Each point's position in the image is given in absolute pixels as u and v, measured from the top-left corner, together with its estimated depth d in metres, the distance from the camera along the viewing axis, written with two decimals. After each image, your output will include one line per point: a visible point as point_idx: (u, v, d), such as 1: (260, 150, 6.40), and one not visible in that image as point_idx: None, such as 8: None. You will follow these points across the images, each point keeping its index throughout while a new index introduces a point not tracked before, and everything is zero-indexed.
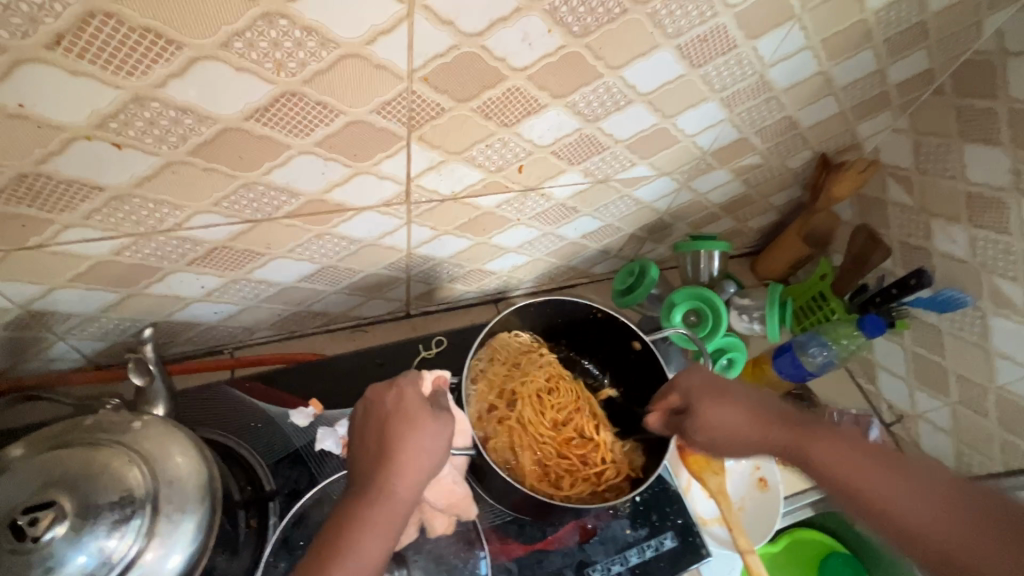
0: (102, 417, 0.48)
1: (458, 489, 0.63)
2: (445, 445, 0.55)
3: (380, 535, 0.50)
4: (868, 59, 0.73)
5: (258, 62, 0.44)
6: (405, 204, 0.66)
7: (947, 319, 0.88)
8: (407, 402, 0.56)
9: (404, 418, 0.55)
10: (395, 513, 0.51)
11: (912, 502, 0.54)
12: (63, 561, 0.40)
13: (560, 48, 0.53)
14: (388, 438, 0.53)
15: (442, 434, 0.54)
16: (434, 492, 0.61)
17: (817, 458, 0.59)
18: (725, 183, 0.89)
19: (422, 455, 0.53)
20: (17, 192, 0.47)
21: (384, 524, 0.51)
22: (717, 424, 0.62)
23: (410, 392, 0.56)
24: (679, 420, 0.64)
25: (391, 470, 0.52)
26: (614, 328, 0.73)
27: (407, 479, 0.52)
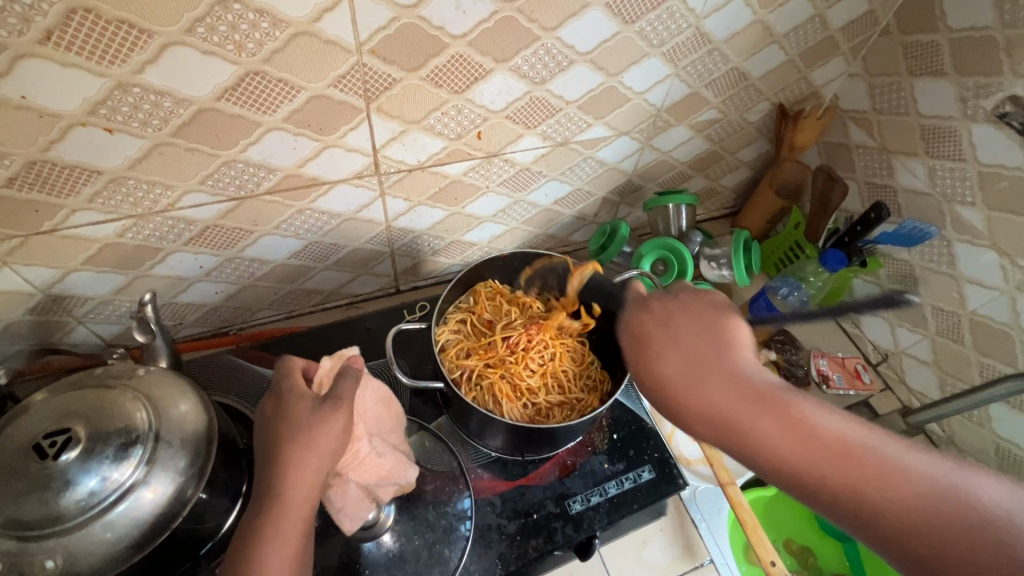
0: (110, 367, 0.55)
1: (386, 460, 0.62)
2: (339, 431, 0.56)
3: (283, 541, 0.50)
4: (802, 4, 0.76)
5: (220, 44, 0.51)
6: (375, 175, 0.72)
7: (917, 253, 0.90)
8: (284, 403, 0.57)
9: (285, 419, 0.56)
10: (294, 514, 0.52)
11: (782, 430, 0.46)
12: (77, 475, 0.46)
13: (493, 13, 0.59)
14: (272, 442, 0.54)
15: (329, 427, 0.55)
16: (359, 472, 0.59)
17: (732, 423, 0.48)
18: (687, 140, 0.93)
19: (309, 451, 0.54)
20: (28, 178, 0.55)
21: (284, 530, 0.51)
22: (683, 351, 0.53)
23: (292, 392, 0.58)
24: (645, 342, 0.56)
25: (280, 473, 0.53)
26: (579, 276, 0.78)
27: (298, 477, 0.53)
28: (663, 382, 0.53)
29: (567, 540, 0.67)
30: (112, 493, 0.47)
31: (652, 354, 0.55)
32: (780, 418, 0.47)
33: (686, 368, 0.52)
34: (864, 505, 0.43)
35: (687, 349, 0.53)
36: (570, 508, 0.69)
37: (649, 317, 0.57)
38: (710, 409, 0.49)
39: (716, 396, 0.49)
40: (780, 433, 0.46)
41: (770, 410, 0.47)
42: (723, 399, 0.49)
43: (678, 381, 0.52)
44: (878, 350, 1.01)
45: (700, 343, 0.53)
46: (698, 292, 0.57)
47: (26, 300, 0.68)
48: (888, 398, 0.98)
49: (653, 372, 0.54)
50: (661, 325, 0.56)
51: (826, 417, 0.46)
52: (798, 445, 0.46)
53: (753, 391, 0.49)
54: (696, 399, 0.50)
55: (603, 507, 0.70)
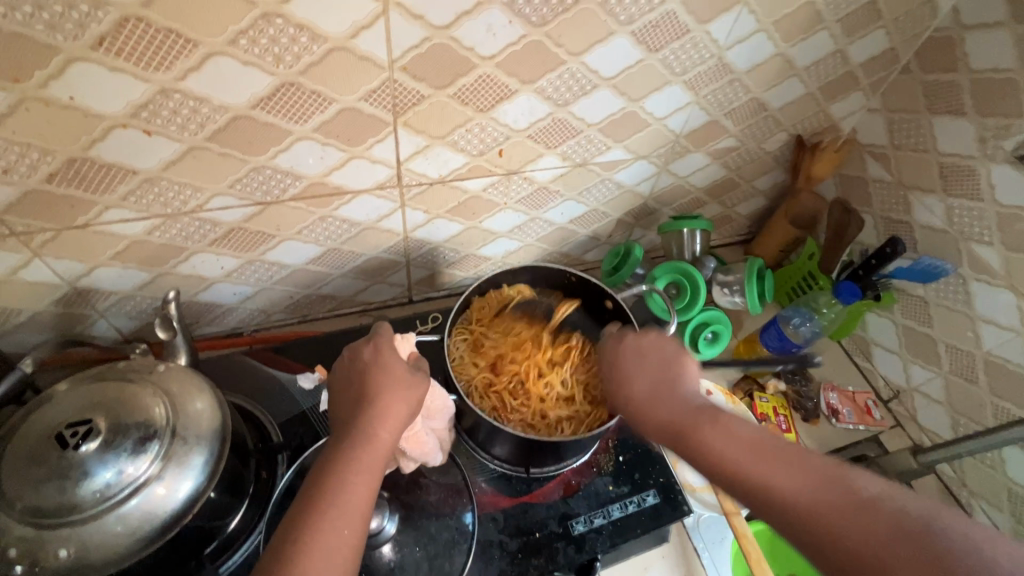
0: (132, 361, 0.56)
1: (429, 440, 0.68)
2: (424, 392, 0.62)
3: (366, 473, 0.55)
4: (824, 39, 0.78)
5: (260, 56, 0.53)
6: (397, 187, 0.74)
7: (932, 289, 0.89)
8: (383, 355, 0.64)
9: (383, 369, 0.62)
10: (379, 453, 0.56)
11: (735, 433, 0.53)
12: (95, 466, 0.47)
13: (522, 37, 0.61)
14: (368, 385, 0.61)
15: (418, 386, 0.62)
16: (408, 444, 0.66)
17: (694, 436, 0.54)
18: (704, 166, 0.94)
19: (401, 401, 0.60)
20: (67, 175, 0.57)
21: (369, 463, 0.55)
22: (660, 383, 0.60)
23: (388, 348, 0.65)
24: (618, 373, 0.63)
25: (374, 414, 0.58)
26: (586, 291, 0.80)
27: (389, 422, 0.58)
28: (642, 405, 0.59)
29: (568, 561, 0.66)
30: (128, 486, 0.48)
31: (626, 389, 0.61)
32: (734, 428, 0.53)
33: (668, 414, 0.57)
34: (856, 527, 0.44)
35: (659, 390, 0.60)
36: (573, 529, 0.69)
37: (625, 349, 0.65)
38: (712, 456, 0.52)
39: (696, 428, 0.54)
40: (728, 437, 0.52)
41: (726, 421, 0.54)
42: (689, 412, 0.56)
43: (672, 416, 0.57)
44: (889, 386, 1.00)
45: (668, 369, 0.61)
46: (660, 336, 0.64)
47: (53, 292, 0.70)
48: (899, 435, 0.96)
49: (626, 400, 0.61)
50: (636, 364, 0.63)
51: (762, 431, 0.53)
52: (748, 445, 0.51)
53: (714, 417, 0.55)
54: (671, 420, 0.56)
55: (606, 529, 0.69)
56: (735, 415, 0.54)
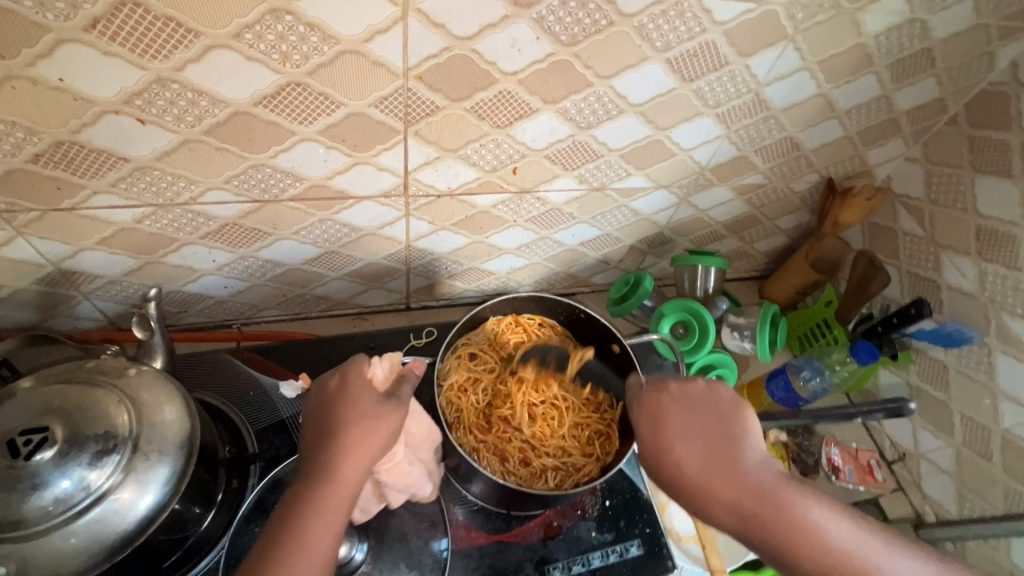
0: (102, 361, 0.53)
1: (414, 471, 0.64)
2: (393, 426, 0.58)
3: (329, 515, 0.52)
4: (870, 83, 0.73)
5: (265, 53, 0.49)
6: (403, 196, 0.70)
7: (953, 355, 0.85)
8: (350, 384, 0.60)
9: (349, 401, 0.58)
10: (342, 494, 0.53)
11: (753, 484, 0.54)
12: (48, 479, 0.44)
13: (549, 55, 0.57)
14: (332, 420, 0.57)
15: (385, 418, 0.58)
16: (388, 475, 0.62)
17: (714, 491, 0.54)
18: (726, 201, 0.89)
19: (368, 436, 0.56)
20: (54, 157, 0.54)
21: (334, 504, 0.53)
22: (701, 437, 0.57)
23: (356, 376, 0.60)
24: (664, 431, 0.58)
25: (336, 451, 0.55)
26: (595, 330, 0.75)
27: (352, 460, 0.55)
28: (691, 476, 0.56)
29: None
30: (81, 501, 0.45)
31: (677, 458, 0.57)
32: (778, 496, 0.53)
33: (709, 456, 0.56)
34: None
35: (713, 452, 0.56)
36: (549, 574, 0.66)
37: (667, 403, 0.59)
38: (722, 496, 0.54)
39: (707, 479, 0.55)
40: (754, 493, 0.53)
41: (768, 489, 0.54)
42: (733, 484, 0.54)
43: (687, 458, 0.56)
44: (896, 448, 0.96)
45: (714, 429, 0.57)
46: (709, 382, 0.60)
47: (36, 271, 0.67)
48: (900, 500, 0.92)
49: (675, 465, 0.57)
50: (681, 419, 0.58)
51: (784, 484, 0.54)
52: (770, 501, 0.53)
53: (771, 505, 0.53)
54: (694, 473, 0.55)
55: None
56: (795, 492, 0.53)
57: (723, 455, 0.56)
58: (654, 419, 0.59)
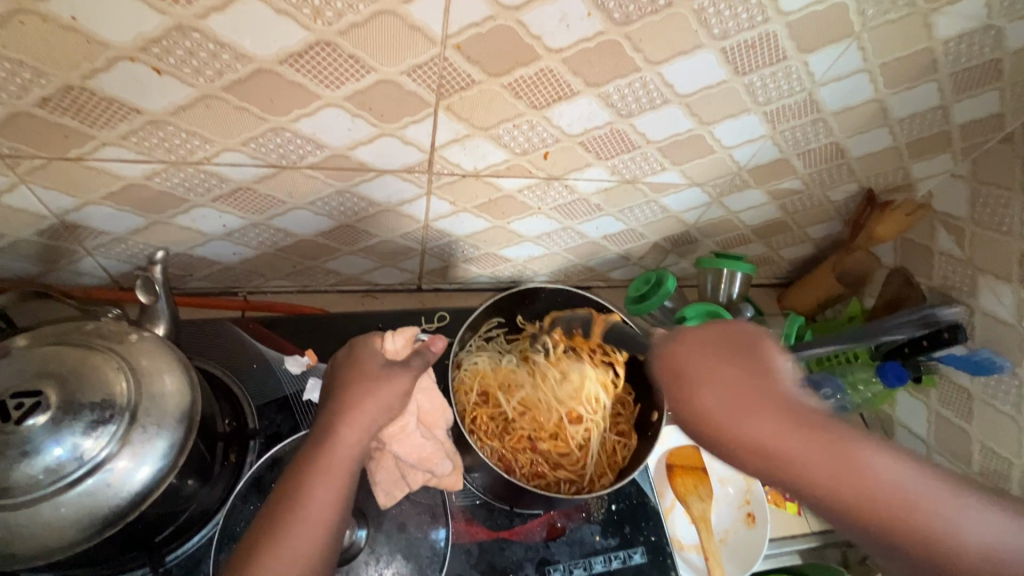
0: (103, 325, 0.50)
1: (429, 445, 0.61)
2: (398, 388, 0.55)
3: (330, 477, 0.49)
4: (930, 92, 0.69)
5: (296, 6, 0.46)
6: (426, 173, 0.67)
7: (980, 384, 0.82)
8: (358, 352, 0.58)
9: (356, 368, 0.56)
10: (344, 456, 0.50)
11: (810, 446, 0.43)
12: (40, 448, 0.41)
13: (598, 34, 0.53)
14: (337, 386, 0.55)
15: (390, 383, 0.55)
16: (402, 447, 0.59)
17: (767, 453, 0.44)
18: (759, 205, 0.86)
19: (372, 400, 0.53)
20: (63, 102, 0.50)
21: (336, 465, 0.49)
22: (728, 392, 0.47)
23: (364, 346, 0.58)
24: (686, 390, 0.48)
25: (338, 413, 0.52)
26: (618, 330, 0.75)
27: (355, 420, 0.52)
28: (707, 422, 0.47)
29: None
30: (73, 472, 0.42)
31: (768, 444, 0.44)
32: (852, 455, 0.43)
33: (777, 431, 0.44)
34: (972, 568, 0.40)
35: (747, 402, 0.46)
36: None
37: (684, 354, 0.50)
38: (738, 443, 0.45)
39: (780, 444, 0.44)
40: (825, 459, 0.43)
41: (839, 447, 0.43)
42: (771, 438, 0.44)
43: (734, 426, 0.45)
44: None
45: (737, 385, 0.47)
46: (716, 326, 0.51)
47: (38, 222, 0.64)
48: None
49: (693, 417, 0.48)
50: (698, 362, 0.49)
51: (842, 429, 0.44)
52: (793, 452, 0.43)
53: (837, 452, 0.43)
54: (741, 433, 0.45)
55: None
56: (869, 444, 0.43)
57: (765, 411, 0.45)
58: (675, 377, 0.49)
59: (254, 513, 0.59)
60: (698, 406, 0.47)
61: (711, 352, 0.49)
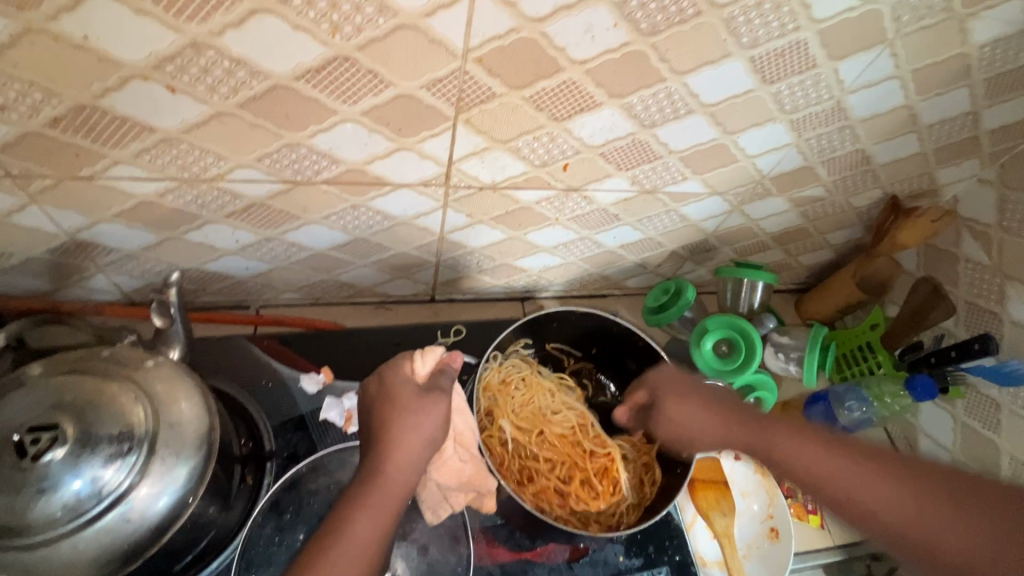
0: (117, 350, 0.49)
1: (468, 466, 0.63)
2: (440, 422, 0.55)
3: (375, 516, 0.48)
4: (961, 98, 0.67)
5: (314, 22, 0.44)
6: (443, 186, 0.65)
7: (1009, 395, 0.80)
8: (390, 383, 0.56)
9: (391, 400, 0.55)
10: (389, 495, 0.50)
11: (773, 446, 0.59)
12: (58, 483, 0.40)
13: (624, 45, 0.51)
14: (375, 422, 0.54)
15: (427, 415, 0.54)
16: (441, 472, 0.62)
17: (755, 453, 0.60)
18: (780, 212, 0.84)
19: (411, 436, 0.53)
20: (74, 122, 0.49)
21: (380, 504, 0.49)
22: (695, 414, 0.64)
23: (394, 375, 0.57)
24: (664, 414, 0.66)
25: (380, 450, 0.52)
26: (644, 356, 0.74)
27: (397, 457, 0.51)
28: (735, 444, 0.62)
29: None
30: (92, 507, 0.41)
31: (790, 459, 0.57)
32: (804, 453, 0.57)
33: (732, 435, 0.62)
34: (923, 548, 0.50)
35: (708, 417, 0.63)
36: None
37: (665, 389, 0.67)
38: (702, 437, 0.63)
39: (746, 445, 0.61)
40: (780, 452, 0.58)
41: (793, 445, 0.58)
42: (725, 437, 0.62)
43: (705, 433, 0.63)
44: None
45: (706, 409, 0.64)
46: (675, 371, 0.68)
47: (49, 241, 0.63)
48: None
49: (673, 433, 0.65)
50: (670, 402, 0.66)
51: (799, 435, 0.58)
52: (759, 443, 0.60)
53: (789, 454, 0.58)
54: (707, 435, 0.63)
55: None
56: (812, 444, 0.57)
57: (726, 425, 0.62)
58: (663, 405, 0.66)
59: (272, 537, 0.58)
60: (675, 424, 0.65)
61: (681, 379, 0.67)
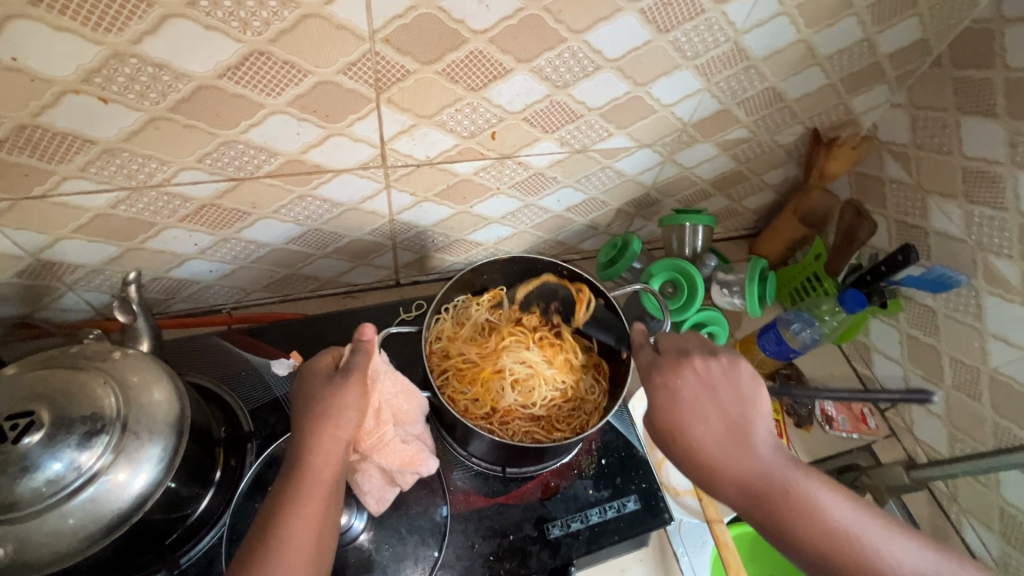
0: (86, 346, 0.53)
1: (409, 447, 0.64)
2: (354, 409, 0.57)
3: (303, 510, 0.51)
4: (852, 26, 0.72)
5: (224, 20, 0.48)
6: (382, 167, 0.69)
7: (942, 300, 0.85)
8: (306, 379, 0.59)
9: (306, 396, 0.58)
10: (312, 481, 0.52)
11: (783, 485, 0.54)
12: (39, 463, 0.44)
13: (518, 10, 0.55)
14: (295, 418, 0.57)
15: (340, 403, 0.56)
16: (382, 456, 0.62)
17: (756, 484, 0.54)
18: (711, 158, 0.88)
19: (326, 423, 0.55)
20: (18, 142, 0.53)
21: (307, 496, 0.52)
22: (717, 423, 0.56)
23: (309, 370, 0.60)
24: (676, 410, 0.57)
25: (301, 441, 0.54)
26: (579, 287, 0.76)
27: (317, 447, 0.54)
28: (756, 487, 0.54)
29: (542, 566, 0.65)
30: (72, 482, 0.45)
31: (817, 516, 0.53)
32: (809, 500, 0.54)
33: (742, 458, 0.55)
34: None
35: (736, 438, 0.56)
36: (548, 532, 0.67)
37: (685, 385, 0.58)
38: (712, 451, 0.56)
39: (756, 478, 0.55)
40: (784, 493, 0.54)
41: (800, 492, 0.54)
42: (749, 466, 0.55)
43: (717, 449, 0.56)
44: None
45: (725, 423, 0.56)
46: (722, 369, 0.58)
47: (15, 264, 0.66)
48: (893, 446, 0.94)
49: (674, 434, 0.57)
50: (692, 400, 0.57)
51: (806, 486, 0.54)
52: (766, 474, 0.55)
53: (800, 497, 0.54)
54: (719, 454, 0.56)
55: (583, 534, 0.68)
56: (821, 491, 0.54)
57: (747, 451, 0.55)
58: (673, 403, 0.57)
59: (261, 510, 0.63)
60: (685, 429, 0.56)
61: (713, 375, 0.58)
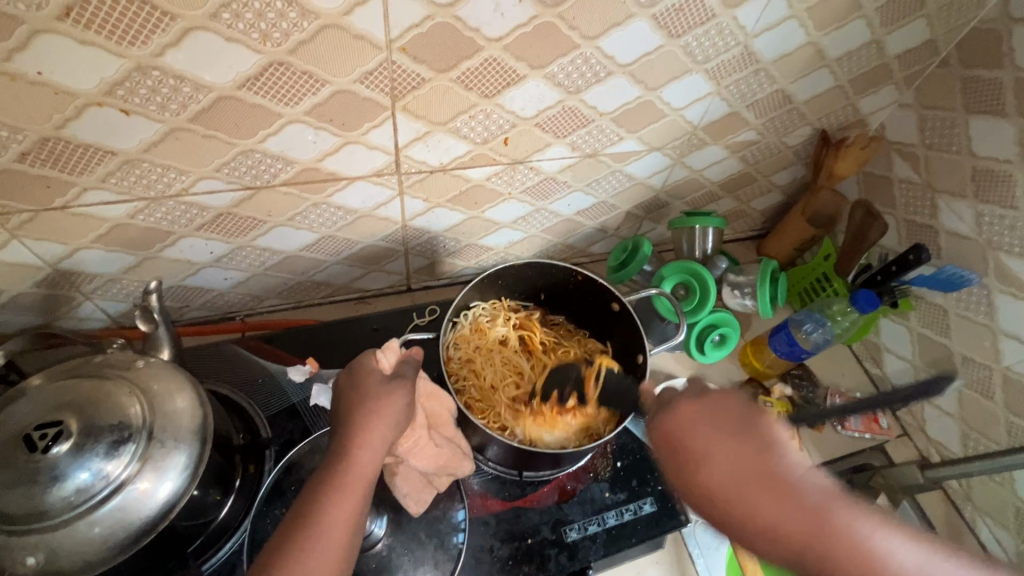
0: (110, 356, 0.54)
1: (444, 450, 0.67)
2: (405, 404, 0.59)
3: (346, 497, 0.52)
4: (860, 28, 0.72)
5: (244, 32, 0.49)
6: (395, 174, 0.70)
7: (953, 300, 0.85)
8: (359, 374, 0.61)
9: (359, 390, 0.60)
10: (356, 472, 0.53)
11: (762, 478, 0.54)
12: (67, 473, 0.45)
13: (532, 18, 0.56)
14: (343, 410, 0.58)
15: (389, 399, 0.58)
16: (419, 459, 0.66)
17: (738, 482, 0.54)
18: (721, 160, 0.89)
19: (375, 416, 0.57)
20: (41, 155, 0.53)
21: (349, 484, 0.52)
22: (708, 431, 0.57)
23: (361, 366, 0.62)
24: (671, 420, 0.59)
25: (349, 433, 0.56)
26: (593, 291, 0.77)
27: (364, 439, 0.55)
28: (739, 490, 0.54)
29: (560, 569, 0.65)
30: (101, 491, 0.46)
31: (795, 501, 0.52)
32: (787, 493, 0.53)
33: (724, 458, 0.56)
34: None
35: (722, 440, 0.57)
36: (566, 535, 0.67)
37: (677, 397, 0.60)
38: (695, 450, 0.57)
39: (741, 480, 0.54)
40: (764, 488, 0.53)
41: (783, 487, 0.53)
42: (731, 468, 0.55)
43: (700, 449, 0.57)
44: None
45: (714, 427, 0.58)
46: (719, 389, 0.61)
47: (35, 274, 0.67)
48: (905, 445, 0.94)
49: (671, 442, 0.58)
50: (689, 414, 0.59)
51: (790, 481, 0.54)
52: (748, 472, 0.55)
53: (777, 486, 0.53)
54: (700, 454, 0.57)
55: (600, 537, 0.68)
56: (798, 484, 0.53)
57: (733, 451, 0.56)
58: (664, 410, 0.60)
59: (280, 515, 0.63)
60: (675, 433, 0.58)
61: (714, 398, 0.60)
